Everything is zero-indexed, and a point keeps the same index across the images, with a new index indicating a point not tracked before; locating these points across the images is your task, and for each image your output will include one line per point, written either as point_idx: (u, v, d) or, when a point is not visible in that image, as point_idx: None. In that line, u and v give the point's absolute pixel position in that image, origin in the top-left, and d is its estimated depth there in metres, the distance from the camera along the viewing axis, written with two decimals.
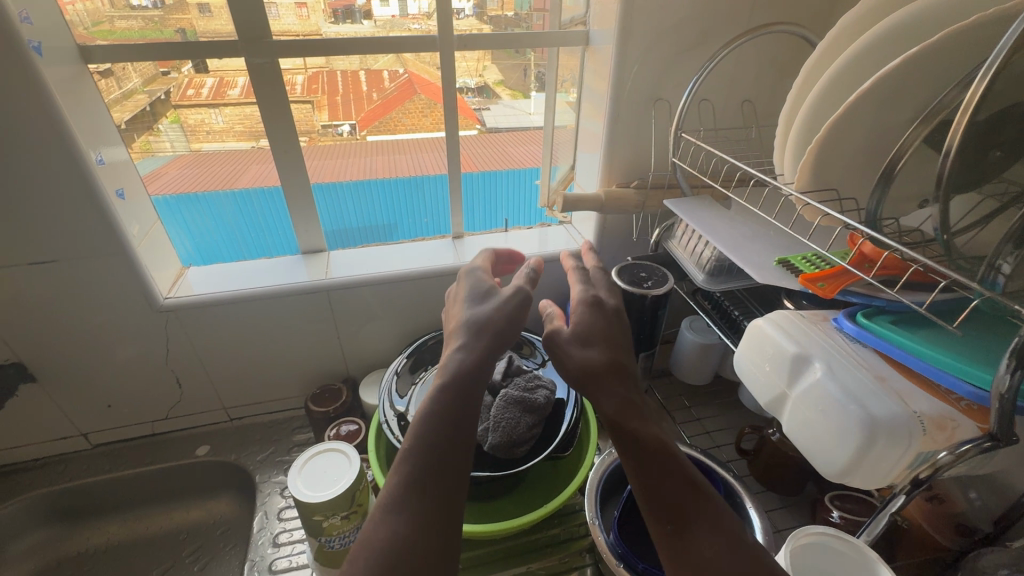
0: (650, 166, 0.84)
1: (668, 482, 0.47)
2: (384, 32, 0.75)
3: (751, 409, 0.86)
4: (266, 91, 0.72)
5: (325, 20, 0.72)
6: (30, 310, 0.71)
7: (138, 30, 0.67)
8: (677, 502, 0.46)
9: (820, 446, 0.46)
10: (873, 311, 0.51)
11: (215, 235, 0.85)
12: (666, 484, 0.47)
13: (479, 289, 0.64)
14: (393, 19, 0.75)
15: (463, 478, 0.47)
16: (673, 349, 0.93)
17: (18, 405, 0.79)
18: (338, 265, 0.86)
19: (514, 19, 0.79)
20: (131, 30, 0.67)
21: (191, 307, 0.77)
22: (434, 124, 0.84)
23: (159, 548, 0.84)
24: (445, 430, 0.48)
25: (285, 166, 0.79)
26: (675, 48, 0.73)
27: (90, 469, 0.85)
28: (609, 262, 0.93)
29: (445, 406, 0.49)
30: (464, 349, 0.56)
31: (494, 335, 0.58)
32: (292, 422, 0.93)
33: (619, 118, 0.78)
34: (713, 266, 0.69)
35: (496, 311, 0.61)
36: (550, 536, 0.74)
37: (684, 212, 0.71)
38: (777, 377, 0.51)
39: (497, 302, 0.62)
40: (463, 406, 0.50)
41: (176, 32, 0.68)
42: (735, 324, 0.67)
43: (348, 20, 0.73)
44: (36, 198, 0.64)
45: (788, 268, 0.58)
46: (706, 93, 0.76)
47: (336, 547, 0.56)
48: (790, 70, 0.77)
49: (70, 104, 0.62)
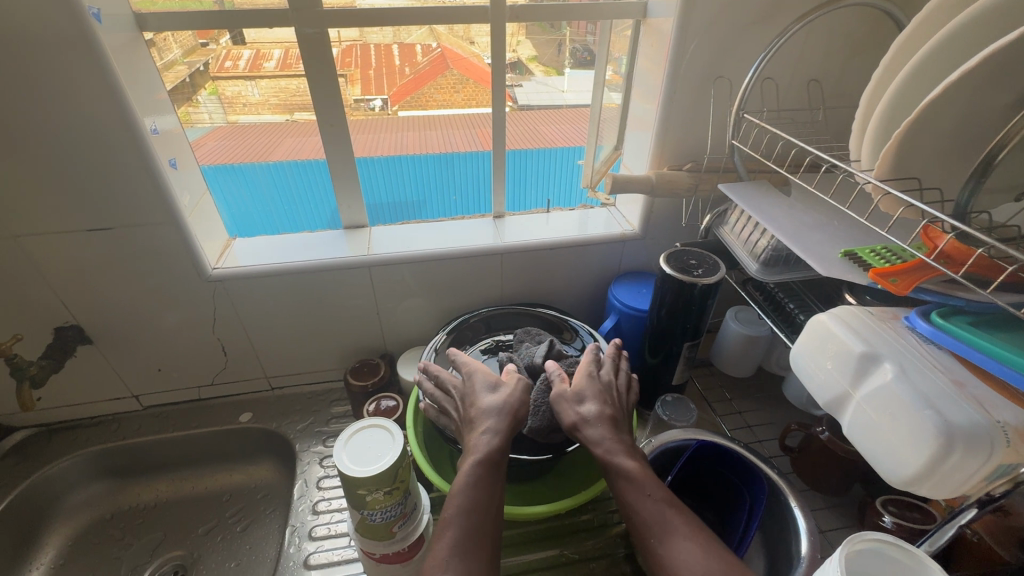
0: (707, 146, 0.80)
1: (647, 508, 0.53)
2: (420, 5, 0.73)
3: (796, 405, 0.83)
4: (314, 62, 0.71)
5: None
6: (88, 275, 0.74)
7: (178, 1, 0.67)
8: (657, 520, 0.52)
9: (884, 451, 0.44)
10: (948, 311, 0.47)
11: (250, 207, 0.85)
12: (644, 508, 0.53)
13: (485, 378, 0.65)
14: None
15: (488, 500, 0.54)
16: (716, 339, 0.90)
17: (76, 366, 0.82)
18: (380, 241, 0.86)
19: None
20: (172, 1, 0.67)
21: (238, 278, 0.78)
22: (465, 100, 0.83)
23: (204, 508, 0.88)
24: (476, 476, 0.55)
25: (330, 140, 0.78)
26: (740, 22, 0.69)
27: (141, 429, 0.89)
28: (654, 247, 0.91)
29: (476, 479, 0.54)
30: (491, 431, 0.58)
31: (516, 417, 0.60)
32: (331, 394, 0.95)
33: (675, 96, 0.74)
34: (769, 256, 0.65)
35: (511, 396, 0.62)
36: (584, 521, 0.74)
37: (740, 198, 0.67)
38: (840, 375, 0.48)
39: (510, 389, 0.63)
40: (494, 472, 0.55)
41: (214, 2, 0.68)
42: (790, 318, 0.65)
43: None
44: (95, 165, 0.65)
45: (854, 262, 0.53)
46: (771, 71, 0.72)
47: (377, 522, 0.57)
48: (865, 46, 0.72)
49: (126, 73, 0.62)
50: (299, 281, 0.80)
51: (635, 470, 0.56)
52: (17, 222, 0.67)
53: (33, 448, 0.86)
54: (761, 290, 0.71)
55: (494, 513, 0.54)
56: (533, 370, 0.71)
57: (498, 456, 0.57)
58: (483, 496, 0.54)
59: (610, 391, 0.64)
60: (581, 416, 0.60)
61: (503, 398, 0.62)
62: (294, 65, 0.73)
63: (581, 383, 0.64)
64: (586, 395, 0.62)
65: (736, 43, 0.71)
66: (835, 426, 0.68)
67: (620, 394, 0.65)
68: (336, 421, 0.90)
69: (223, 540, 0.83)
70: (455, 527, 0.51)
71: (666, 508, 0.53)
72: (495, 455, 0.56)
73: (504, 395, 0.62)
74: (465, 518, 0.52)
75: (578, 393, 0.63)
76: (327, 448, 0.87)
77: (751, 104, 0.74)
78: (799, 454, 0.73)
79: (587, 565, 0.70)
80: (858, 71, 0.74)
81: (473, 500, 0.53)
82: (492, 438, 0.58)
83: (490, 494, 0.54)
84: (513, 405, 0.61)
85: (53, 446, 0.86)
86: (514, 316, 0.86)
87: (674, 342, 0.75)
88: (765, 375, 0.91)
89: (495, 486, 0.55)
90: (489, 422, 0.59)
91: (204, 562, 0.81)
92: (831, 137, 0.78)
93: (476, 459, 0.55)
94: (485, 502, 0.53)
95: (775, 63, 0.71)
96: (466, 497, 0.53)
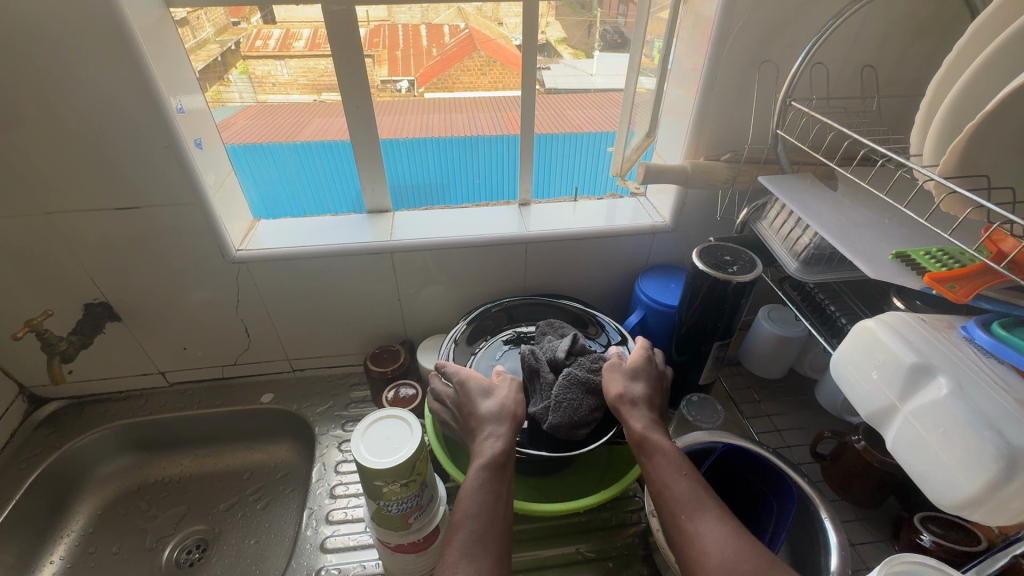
0: (748, 136, 0.76)
1: (680, 486, 0.53)
2: None
3: (829, 410, 0.80)
4: (340, 42, 0.69)
5: None
6: (116, 253, 0.74)
7: None
8: (690, 496, 0.53)
9: (930, 469, 0.41)
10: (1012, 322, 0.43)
11: (277, 185, 0.84)
12: (678, 485, 0.54)
13: (478, 383, 0.64)
14: None
15: (500, 492, 0.54)
16: (746, 337, 0.87)
17: (105, 341, 0.84)
18: (402, 227, 0.84)
19: None
20: None
21: (262, 260, 0.78)
22: (491, 83, 0.81)
23: (226, 484, 0.89)
24: (484, 479, 0.54)
25: (354, 122, 0.77)
26: (791, 2, 0.64)
27: (167, 406, 0.90)
28: (685, 240, 0.87)
29: (484, 483, 0.53)
30: (495, 436, 0.57)
31: (517, 418, 0.60)
32: (350, 378, 0.95)
33: (716, 82, 0.70)
34: (810, 254, 0.61)
35: (509, 400, 0.62)
36: (602, 520, 0.73)
37: (782, 191, 0.63)
38: (885, 386, 0.45)
39: (505, 393, 0.63)
40: (500, 474, 0.55)
41: None
42: (830, 321, 0.61)
43: None
44: (122, 145, 0.65)
45: (907, 264, 0.50)
46: (822, 56, 0.67)
47: (393, 512, 0.56)
48: (928, 30, 0.66)
49: (153, 50, 0.61)
50: (322, 265, 0.80)
51: (671, 450, 0.57)
52: (48, 200, 0.68)
53: (65, 419, 0.88)
54: (798, 289, 0.67)
55: (503, 508, 0.53)
56: (555, 364, 0.69)
57: (504, 458, 0.56)
58: (488, 504, 0.52)
59: (658, 378, 0.67)
60: (633, 393, 0.63)
61: (498, 402, 0.61)
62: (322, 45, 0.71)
63: (640, 363, 0.67)
64: (641, 375, 0.65)
65: (785, 25, 0.66)
66: (873, 436, 0.64)
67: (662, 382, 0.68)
68: (355, 406, 0.91)
69: (243, 517, 0.85)
70: (474, 520, 0.51)
71: (699, 489, 0.53)
72: (500, 457, 0.56)
73: (499, 397, 0.62)
74: (477, 520, 0.51)
75: (636, 372, 0.65)
76: (345, 432, 0.87)
77: (797, 92, 0.70)
78: (831, 463, 0.69)
79: (604, 565, 0.68)
80: (918, 56, 0.68)
81: (489, 495, 0.53)
82: (497, 442, 0.57)
83: (499, 493, 0.54)
84: (510, 407, 0.61)
85: (84, 418, 0.89)
86: (536, 307, 0.84)
87: (703, 341, 0.72)
88: (797, 377, 0.87)
89: (501, 489, 0.54)
90: (489, 426, 0.59)
91: (225, 538, 0.82)
92: (882, 128, 0.73)
93: (481, 464, 0.55)
94: (496, 502, 0.53)
95: (827, 47, 0.66)
96: (478, 498, 0.52)
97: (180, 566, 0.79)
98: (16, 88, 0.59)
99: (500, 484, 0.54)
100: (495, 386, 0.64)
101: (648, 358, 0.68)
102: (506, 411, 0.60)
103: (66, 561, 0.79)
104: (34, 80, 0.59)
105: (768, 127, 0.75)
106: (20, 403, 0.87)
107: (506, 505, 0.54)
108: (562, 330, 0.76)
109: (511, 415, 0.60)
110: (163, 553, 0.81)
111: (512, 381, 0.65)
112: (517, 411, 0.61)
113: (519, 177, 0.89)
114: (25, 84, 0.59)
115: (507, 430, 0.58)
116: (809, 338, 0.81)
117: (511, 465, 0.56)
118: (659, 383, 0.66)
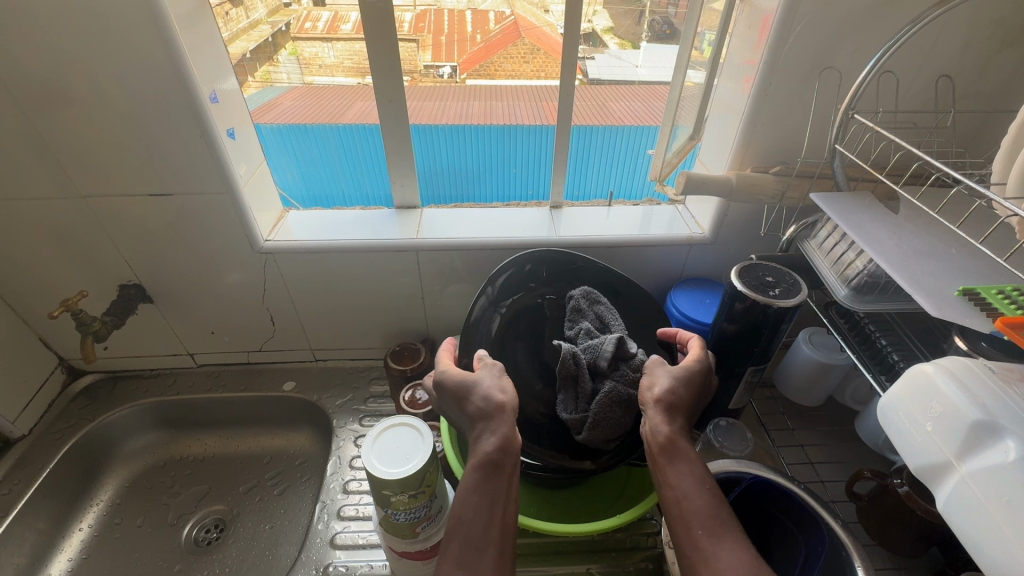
0: (802, 149, 0.71)
1: (700, 497, 0.50)
2: None
3: (870, 446, 0.75)
4: (377, 34, 0.68)
5: None
6: (151, 237, 0.76)
7: None
8: (709, 512, 0.49)
9: (988, 540, 0.37)
10: None
11: (318, 166, 0.84)
12: (698, 497, 0.50)
13: (456, 377, 0.58)
14: None
15: (496, 491, 0.51)
16: (783, 359, 0.82)
17: (139, 321, 0.86)
18: (429, 225, 0.83)
19: None
20: None
21: (289, 252, 0.78)
22: (535, 71, 0.77)
23: (246, 467, 0.91)
24: (479, 481, 0.51)
25: (387, 115, 0.75)
26: (862, 3, 0.59)
27: (194, 387, 0.93)
28: (725, 255, 0.83)
29: (477, 485, 0.50)
30: (489, 430, 0.53)
31: (510, 408, 0.54)
32: (371, 372, 0.95)
33: (771, 88, 0.65)
34: (862, 281, 0.56)
35: (494, 390, 0.56)
36: (617, 541, 0.70)
37: (836, 212, 0.58)
38: (941, 441, 0.41)
39: (486, 383, 0.56)
40: (491, 473, 0.51)
41: None
42: (882, 357, 0.56)
43: None
44: (159, 131, 0.65)
45: (975, 303, 0.44)
46: (892, 64, 0.61)
47: (401, 521, 0.55)
48: (1018, 39, 0.59)
49: (188, 35, 0.61)
50: (349, 260, 0.79)
51: (696, 458, 0.52)
52: (86, 182, 0.69)
53: (99, 392, 0.92)
54: (845, 316, 0.62)
55: (510, 508, 0.51)
56: (596, 371, 0.59)
57: (500, 456, 0.52)
58: (485, 507, 0.50)
59: (707, 378, 0.59)
60: (672, 396, 0.55)
61: (482, 395, 0.55)
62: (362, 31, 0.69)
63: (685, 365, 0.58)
64: (687, 380, 0.57)
65: (854, 28, 0.61)
66: (918, 482, 0.58)
67: (707, 384, 0.60)
68: (374, 401, 0.91)
69: (260, 501, 0.86)
70: (468, 526, 0.49)
71: (719, 502, 0.50)
72: (494, 455, 0.51)
73: (483, 389, 0.56)
74: (469, 527, 0.49)
75: (681, 374, 0.57)
76: (362, 427, 0.87)
77: (862, 103, 0.64)
78: (869, 505, 0.64)
79: None
80: (1005, 68, 0.61)
81: (483, 496, 0.50)
82: (491, 438, 0.52)
83: (495, 495, 0.50)
84: (497, 397, 0.55)
85: (117, 393, 0.92)
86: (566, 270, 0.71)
87: (737, 363, 0.68)
88: (835, 407, 0.82)
89: (496, 489, 0.51)
90: (482, 423, 0.54)
91: (241, 521, 0.84)
92: (954, 147, 0.67)
93: (474, 465, 0.51)
94: (492, 506, 0.50)
95: (899, 54, 0.60)
96: (472, 502, 0.50)
97: (198, 544, 0.81)
98: (58, 71, 0.60)
99: (496, 484, 0.51)
100: (474, 377, 0.57)
101: (699, 357, 0.59)
102: (490, 405, 0.54)
103: (93, 530, 0.82)
104: (75, 64, 0.59)
105: (825, 140, 0.70)
106: (60, 374, 0.91)
107: (507, 506, 0.51)
108: (601, 313, 0.65)
109: (498, 407, 0.54)
110: (183, 530, 0.83)
111: (496, 368, 0.59)
112: (506, 400, 0.55)
113: (552, 179, 0.86)
114: (66, 68, 0.59)
115: (504, 428, 0.53)
116: (852, 368, 0.76)
117: (511, 464, 0.52)
118: (704, 382, 0.58)
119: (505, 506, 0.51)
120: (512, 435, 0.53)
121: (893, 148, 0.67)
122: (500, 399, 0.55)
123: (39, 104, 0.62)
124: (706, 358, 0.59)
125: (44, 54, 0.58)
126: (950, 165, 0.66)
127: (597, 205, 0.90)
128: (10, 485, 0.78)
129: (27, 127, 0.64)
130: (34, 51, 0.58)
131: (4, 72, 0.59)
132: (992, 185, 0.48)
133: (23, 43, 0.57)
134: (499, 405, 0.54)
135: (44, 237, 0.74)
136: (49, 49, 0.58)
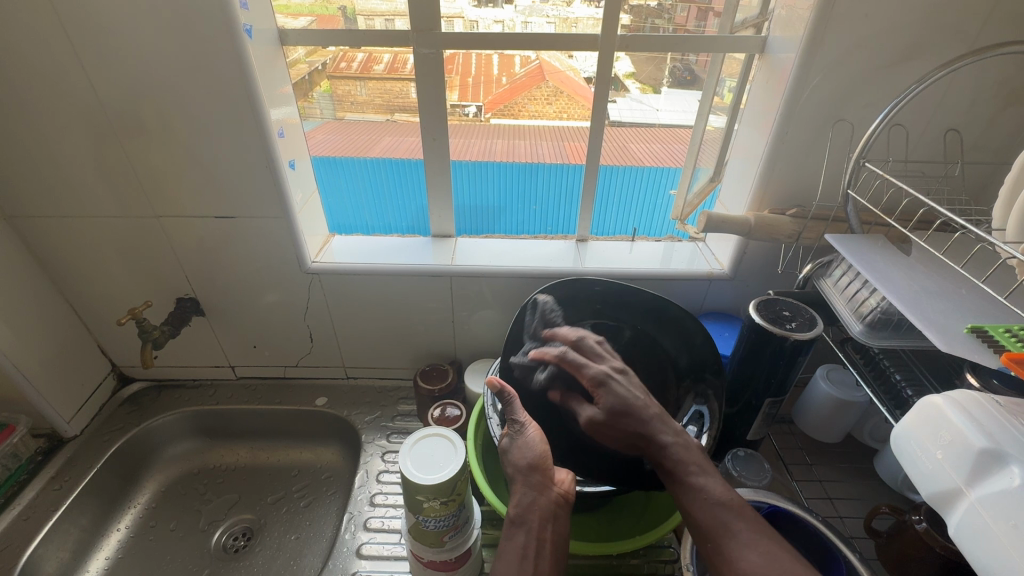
0: (817, 193, 0.76)
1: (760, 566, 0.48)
2: (523, 19, 0.73)
3: (893, 485, 0.75)
4: (429, 80, 0.76)
5: (471, 3, 0.72)
6: (210, 255, 0.83)
7: (308, 6, 0.74)
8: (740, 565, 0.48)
9: (1002, 568, 0.38)
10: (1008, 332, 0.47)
11: (344, 199, 0.91)
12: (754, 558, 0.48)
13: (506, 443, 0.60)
14: (532, 5, 0.73)
15: (527, 543, 0.54)
16: (801, 394, 0.84)
17: (190, 332, 0.93)
18: (462, 253, 0.89)
19: (655, 10, 0.72)
20: (301, 6, 0.73)
21: (333, 273, 0.84)
22: (557, 112, 0.82)
23: (275, 478, 0.94)
24: (515, 539, 0.54)
25: (431, 151, 0.83)
26: (869, 64, 0.64)
27: (232, 397, 0.98)
28: (744, 291, 0.86)
29: (508, 543, 0.54)
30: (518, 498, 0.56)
31: (537, 471, 0.57)
32: (399, 391, 0.99)
33: (786, 135, 0.70)
34: (876, 318, 0.59)
35: (521, 454, 0.58)
36: (632, 566, 0.71)
37: (850, 253, 0.62)
38: (951, 468, 0.43)
39: (520, 449, 0.59)
40: (517, 530, 0.55)
41: (338, 11, 0.73)
42: (897, 395, 0.58)
43: (491, 4, 0.73)
44: (229, 159, 0.73)
45: (982, 340, 0.47)
46: (902, 118, 0.66)
47: (429, 528, 0.59)
48: (1020, 98, 0.64)
49: (264, 72, 0.69)
50: (388, 283, 0.85)
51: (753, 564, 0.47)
52: (161, 204, 0.77)
53: (145, 400, 0.97)
54: (860, 351, 0.65)
55: (548, 559, 0.53)
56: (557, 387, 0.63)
57: (517, 512, 0.56)
58: (526, 563, 0.52)
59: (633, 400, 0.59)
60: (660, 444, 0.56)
61: (519, 463, 0.58)
62: (402, 69, 0.77)
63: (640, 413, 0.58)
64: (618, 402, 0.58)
65: (864, 83, 0.66)
66: (936, 518, 0.59)
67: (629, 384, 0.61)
68: (401, 419, 0.94)
69: (287, 513, 0.89)
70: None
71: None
72: (516, 511, 0.56)
73: (514, 455, 0.59)
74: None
75: (611, 410, 0.57)
76: (389, 443, 0.90)
77: (874, 153, 0.70)
78: (888, 542, 0.64)
79: None
80: (1009, 122, 0.65)
81: (514, 552, 0.53)
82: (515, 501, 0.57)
83: (523, 547, 0.54)
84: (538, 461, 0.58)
85: (161, 400, 0.97)
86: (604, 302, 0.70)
87: (754, 396, 0.71)
88: (853, 445, 0.84)
89: (526, 545, 0.54)
90: (513, 489, 0.58)
91: (268, 530, 0.87)
92: (962, 196, 0.71)
93: (509, 522, 0.56)
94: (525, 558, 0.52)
95: (908, 109, 0.65)
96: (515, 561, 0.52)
97: (226, 551, 0.84)
98: (150, 104, 0.68)
99: (523, 537, 0.54)
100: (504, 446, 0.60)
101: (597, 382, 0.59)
102: (513, 471, 0.58)
103: (130, 531, 0.86)
104: (167, 101, 0.68)
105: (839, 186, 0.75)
106: (111, 380, 0.97)
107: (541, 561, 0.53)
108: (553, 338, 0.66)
109: (519, 472, 0.58)
110: (213, 536, 0.86)
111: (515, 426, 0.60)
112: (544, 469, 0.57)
113: (579, 215, 0.92)
114: (160, 103, 0.68)
115: (529, 490, 0.56)
116: (869, 405, 0.78)
117: (537, 518, 0.55)
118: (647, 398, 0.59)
119: (539, 556, 0.53)
120: (535, 494, 0.56)
121: (903, 195, 0.72)
122: (521, 462, 0.58)
123: (133, 133, 0.71)
124: (607, 383, 0.59)
125: (143, 90, 0.67)
126: (959, 212, 0.70)
127: (622, 240, 0.95)
128: (61, 482, 0.83)
129: (119, 154, 0.72)
130: (137, 88, 0.67)
131: (107, 105, 0.68)
132: (993, 230, 0.52)
133: (125, 82, 0.66)
134: (521, 468, 0.57)
135: (116, 251, 0.82)
136: (149, 87, 0.67)
